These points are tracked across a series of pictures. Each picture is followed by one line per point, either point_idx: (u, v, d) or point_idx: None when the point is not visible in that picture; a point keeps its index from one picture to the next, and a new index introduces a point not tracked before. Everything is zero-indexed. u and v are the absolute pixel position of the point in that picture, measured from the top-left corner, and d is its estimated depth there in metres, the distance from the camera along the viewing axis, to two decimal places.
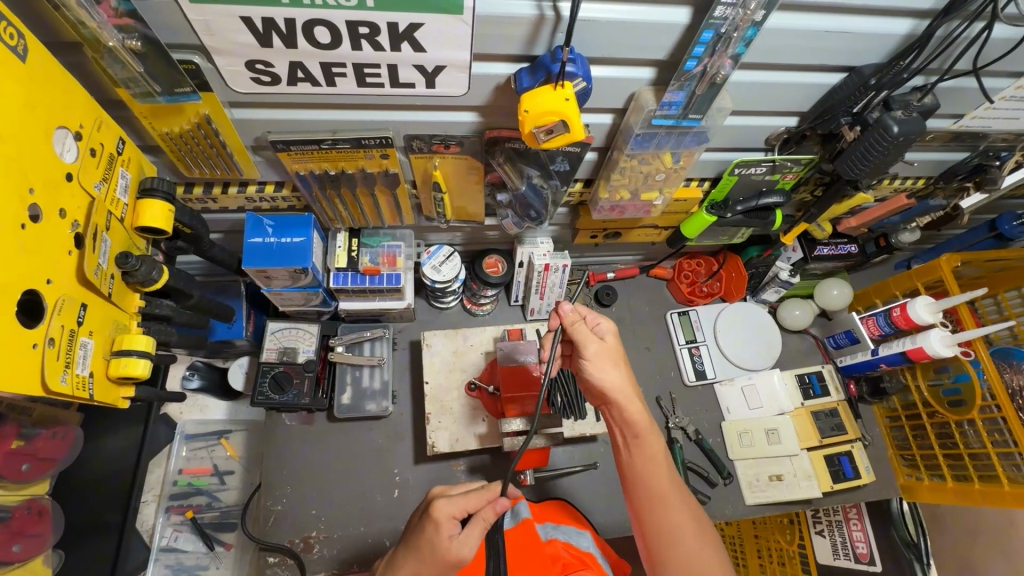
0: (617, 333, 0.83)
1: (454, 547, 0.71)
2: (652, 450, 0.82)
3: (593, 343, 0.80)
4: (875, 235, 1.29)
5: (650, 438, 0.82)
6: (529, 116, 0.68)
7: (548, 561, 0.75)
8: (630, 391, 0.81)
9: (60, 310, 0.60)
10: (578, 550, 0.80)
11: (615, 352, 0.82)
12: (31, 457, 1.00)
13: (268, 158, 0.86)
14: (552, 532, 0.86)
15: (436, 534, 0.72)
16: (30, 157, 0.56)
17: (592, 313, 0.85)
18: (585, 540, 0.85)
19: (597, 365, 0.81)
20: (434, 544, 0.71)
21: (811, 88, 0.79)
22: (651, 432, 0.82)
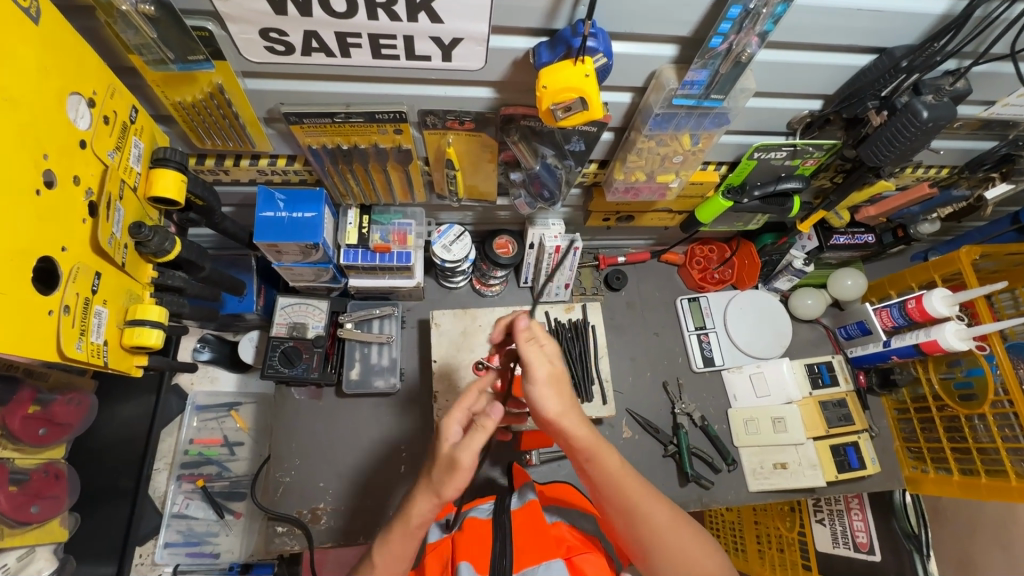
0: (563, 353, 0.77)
1: (453, 453, 0.70)
2: (610, 463, 0.77)
3: (542, 367, 0.74)
4: (894, 225, 1.28)
5: (606, 453, 0.77)
6: (547, 92, 0.66)
7: (552, 542, 0.76)
8: (570, 416, 0.75)
9: (74, 278, 0.60)
10: (582, 534, 0.82)
11: (552, 372, 0.75)
12: (47, 421, 0.97)
13: (280, 131, 0.85)
14: (557, 515, 0.87)
15: (441, 444, 0.72)
16: (43, 122, 0.55)
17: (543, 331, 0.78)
18: (588, 525, 0.88)
19: (545, 390, 0.74)
20: (439, 453, 0.72)
21: (839, 70, 0.77)
22: (604, 446, 0.77)
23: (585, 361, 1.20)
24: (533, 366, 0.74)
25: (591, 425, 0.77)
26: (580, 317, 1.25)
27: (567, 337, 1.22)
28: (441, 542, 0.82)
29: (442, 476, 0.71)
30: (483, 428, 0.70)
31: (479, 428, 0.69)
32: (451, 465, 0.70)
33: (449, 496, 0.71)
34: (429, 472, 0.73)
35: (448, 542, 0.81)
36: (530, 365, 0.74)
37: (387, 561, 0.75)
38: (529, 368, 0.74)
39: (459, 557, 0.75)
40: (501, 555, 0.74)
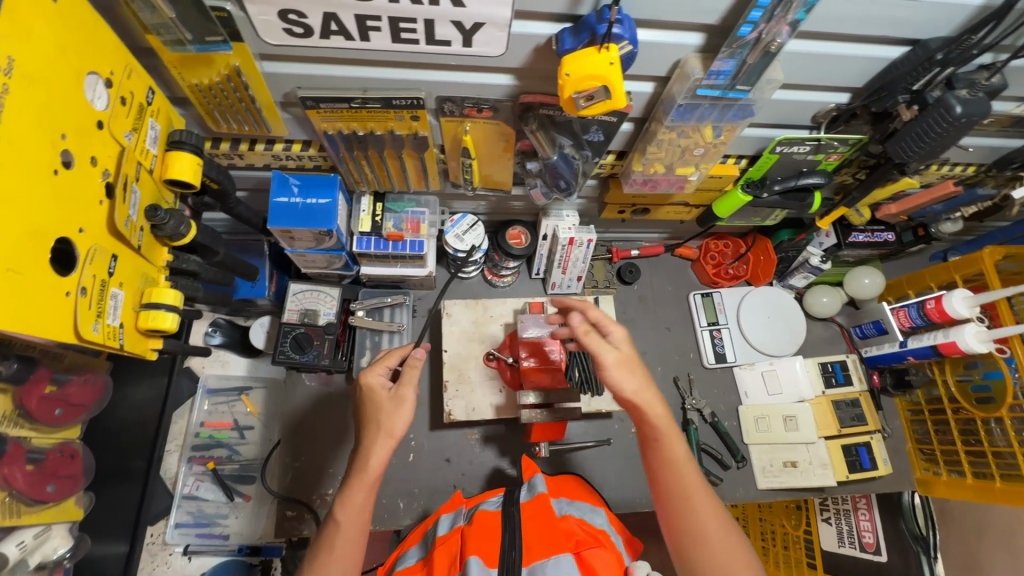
0: (632, 342, 0.82)
1: (394, 394, 0.82)
2: (675, 451, 0.80)
3: (611, 353, 0.80)
4: (914, 224, 1.26)
5: (673, 440, 0.80)
6: (569, 80, 0.65)
7: (562, 537, 0.75)
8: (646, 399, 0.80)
9: (91, 260, 0.60)
10: (593, 528, 0.80)
11: (627, 355, 0.81)
12: (63, 402, 0.85)
13: (296, 116, 0.84)
14: (567, 508, 0.86)
15: (375, 391, 0.83)
16: (61, 100, 0.55)
17: (607, 321, 0.85)
18: (599, 517, 0.84)
19: (618, 372, 0.80)
20: (377, 401, 0.82)
21: (870, 62, 0.74)
22: (671, 434, 0.80)
23: None
24: (602, 350, 0.80)
25: (664, 411, 0.81)
26: (592, 310, 1.24)
27: None
28: (450, 535, 0.80)
29: (389, 413, 0.80)
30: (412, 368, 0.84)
31: (410, 366, 0.83)
32: (398, 402, 0.81)
33: (402, 428, 0.81)
34: (370, 422, 0.81)
35: (456, 536, 0.79)
36: (598, 349, 0.80)
37: (353, 513, 0.76)
38: (598, 355, 0.80)
39: (469, 552, 0.73)
40: (511, 546, 0.75)
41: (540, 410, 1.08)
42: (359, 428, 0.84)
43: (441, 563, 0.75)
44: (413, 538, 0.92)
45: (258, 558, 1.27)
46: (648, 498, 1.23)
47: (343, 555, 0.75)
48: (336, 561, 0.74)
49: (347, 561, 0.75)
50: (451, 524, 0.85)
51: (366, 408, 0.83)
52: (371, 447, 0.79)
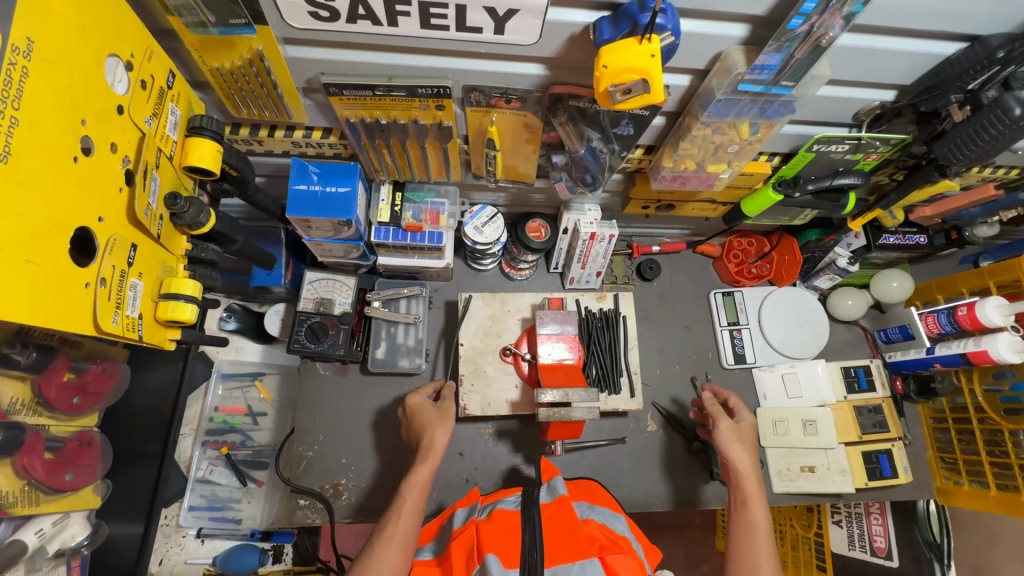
0: (754, 425, 1.01)
1: (439, 407, 1.04)
2: (758, 518, 0.91)
3: (726, 421, 1.00)
4: (948, 227, 1.22)
5: (758, 507, 0.92)
6: (607, 72, 0.62)
7: (584, 542, 0.73)
8: (748, 469, 0.96)
9: (111, 250, 0.58)
10: (613, 533, 0.78)
11: (740, 433, 0.99)
12: (82, 391, 0.84)
13: (318, 102, 0.81)
14: (587, 511, 0.84)
15: (423, 405, 1.04)
16: (82, 84, 0.53)
17: (737, 405, 1.05)
18: (620, 525, 0.82)
19: (729, 438, 0.98)
20: (425, 412, 1.04)
21: (923, 58, 0.70)
22: (760, 505, 0.93)
23: (614, 350, 1.17)
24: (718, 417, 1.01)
25: (760, 486, 0.95)
26: (612, 306, 1.22)
27: (597, 327, 1.19)
28: (466, 529, 0.80)
29: (439, 421, 1.00)
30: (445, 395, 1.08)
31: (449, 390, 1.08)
32: (444, 416, 1.02)
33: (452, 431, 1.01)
34: (426, 430, 1.00)
35: (472, 530, 0.79)
36: (717, 416, 1.01)
37: (418, 493, 0.90)
38: (717, 421, 1.00)
39: (487, 549, 0.72)
40: (531, 546, 0.73)
41: (558, 408, 0.97)
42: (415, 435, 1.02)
43: (459, 557, 0.75)
44: (430, 533, 0.93)
45: (269, 544, 1.29)
46: (661, 498, 1.22)
47: (408, 523, 0.86)
48: (404, 528, 0.86)
49: (411, 530, 0.86)
50: (467, 518, 0.85)
51: (419, 425, 1.02)
52: (433, 444, 0.96)
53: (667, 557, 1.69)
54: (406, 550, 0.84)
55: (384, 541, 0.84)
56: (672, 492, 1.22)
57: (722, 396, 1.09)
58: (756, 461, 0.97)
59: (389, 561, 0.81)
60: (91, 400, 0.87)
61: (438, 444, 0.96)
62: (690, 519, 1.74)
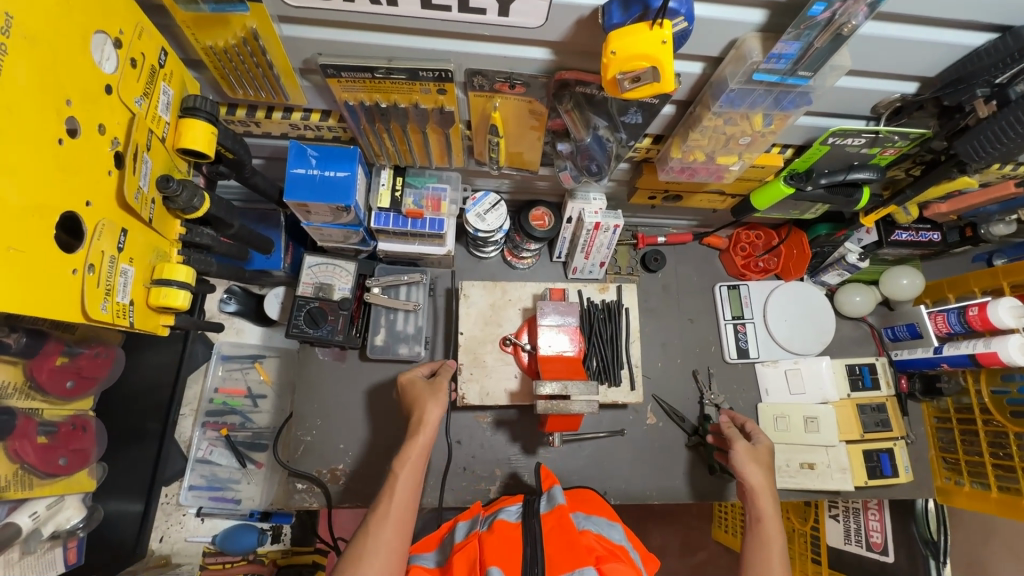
0: (770, 449, 1.02)
1: (432, 382, 1.03)
2: (772, 537, 0.91)
3: (743, 442, 1.02)
4: (963, 223, 1.19)
5: (771, 526, 0.93)
6: (614, 58, 0.59)
7: (583, 550, 0.72)
8: (764, 489, 0.97)
9: (100, 235, 0.57)
10: (611, 543, 0.77)
11: (756, 454, 1.01)
12: (76, 374, 0.84)
13: (316, 84, 0.79)
14: (585, 523, 0.84)
15: (416, 380, 1.04)
16: (66, 63, 0.50)
17: (754, 429, 1.07)
18: (617, 533, 0.82)
19: (746, 459, 1.00)
20: (416, 387, 1.03)
21: (949, 49, 0.67)
22: (775, 525, 0.93)
23: (615, 342, 1.16)
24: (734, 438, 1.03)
25: (775, 506, 0.96)
26: (615, 298, 1.20)
27: (599, 318, 1.17)
28: (468, 542, 0.79)
29: (430, 395, 0.99)
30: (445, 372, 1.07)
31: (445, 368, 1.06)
32: (435, 391, 1.01)
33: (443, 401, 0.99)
34: (417, 405, 0.99)
35: (474, 543, 0.78)
36: (732, 438, 1.03)
37: (411, 470, 0.90)
38: (732, 442, 1.02)
39: (489, 562, 0.72)
40: (533, 561, 0.74)
41: (556, 400, 0.96)
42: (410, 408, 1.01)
43: (461, 567, 0.75)
44: (429, 543, 0.93)
45: (268, 524, 1.31)
46: (658, 491, 1.21)
47: (401, 501, 0.86)
48: (397, 505, 0.86)
49: (405, 507, 0.86)
50: (468, 530, 0.86)
51: (410, 401, 1.02)
52: (424, 419, 0.95)
53: (663, 544, 1.70)
54: (401, 528, 0.84)
55: (378, 520, 0.84)
56: (669, 484, 1.22)
57: (739, 422, 1.12)
58: (772, 482, 0.98)
59: (385, 541, 0.82)
60: (86, 385, 0.86)
61: (429, 418, 0.94)
62: (686, 507, 1.75)
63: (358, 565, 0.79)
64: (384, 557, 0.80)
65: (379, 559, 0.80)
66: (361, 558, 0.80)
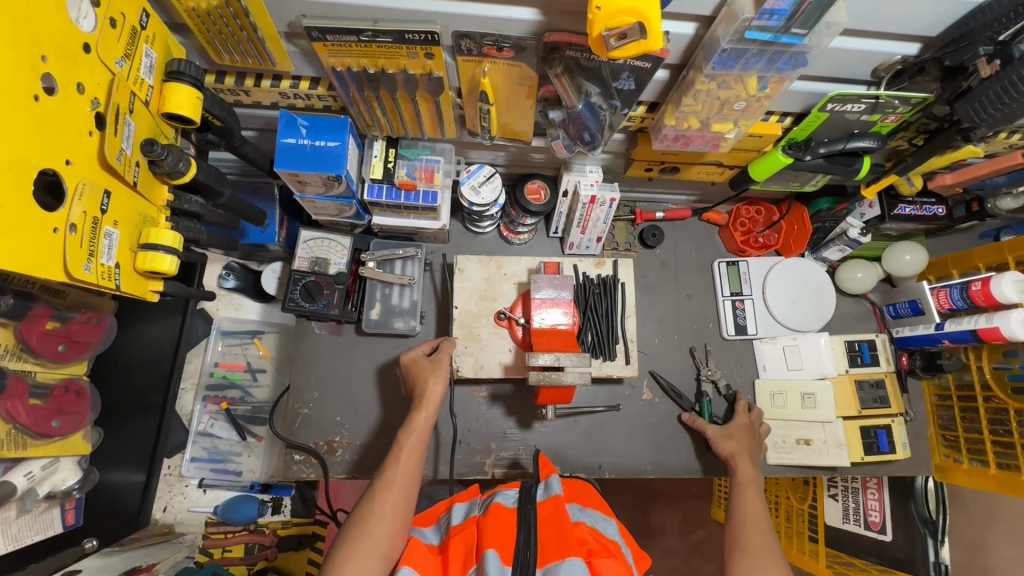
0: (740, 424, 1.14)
1: (433, 359, 1.05)
2: (749, 480, 1.03)
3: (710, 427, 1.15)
4: (970, 198, 1.16)
5: (746, 472, 1.05)
6: (599, 15, 0.58)
7: (574, 543, 0.71)
8: (738, 451, 1.09)
9: (82, 195, 0.57)
10: (605, 537, 0.76)
11: (727, 428, 1.14)
12: (67, 338, 0.85)
13: (303, 49, 0.78)
14: (579, 514, 0.82)
15: (417, 358, 1.06)
16: (40, 17, 0.51)
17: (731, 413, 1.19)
18: (611, 528, 0.81)
19: (718, 436, 1.12)
20: (418, 363, 1.05)
21: (951, 5, 0.65)
22: (752, 474, 1.05)
23: (610, 317, 1.15)
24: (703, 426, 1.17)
25: (751, 463, 1.07)
26: (611, 273, 1.19)
27: (594, 293, 1.17)
28: (465, 526, 0.79)
29: (432, 371, 1.02)
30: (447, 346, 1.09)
31: (445, 346, 1.08)
32: (438, 366, 1.03)
33: (444, 380, 1.01)
34: (419, 380, 1.01)
35: (472, 528, 0.78)
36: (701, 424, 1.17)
37: (417, 438, 0.93)
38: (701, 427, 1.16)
39: (487, 544, 0.72)
40: (526, 547, 0.72)
41: (550, 372, 0.96)
42: (413, 383, 1.03)
43: (457, 553, 0.75)
44: (428, 518, 0.91)
45: (268, 496, 1.33)
46: (653, 465, 1.22)
47: (407, 468, 0.89)
48: (403, 472, 0.89)
49: (410, 475, 0.89)
50: (465, 513, 0.84)
51: (413, 377, 1.04)
52: (427, 393, 0.98)
53: (663, 523, 1.72)
54: (406, 495, 0.86)
55: (385, 484, 0.87)
56: (665, 459, 1.22)
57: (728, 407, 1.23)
58: (747, 446, 1.11)
59: (391, 504, 0.84)
60: (77, 349, 0.88)
61: (432, 393, 0.98)
62: (685, 486, 1.75)
63: (365, 524, 0.81)
64: (390, 519, 0.82)
65: (385, 522, 0.81)
66: (368, 518, 0.82)
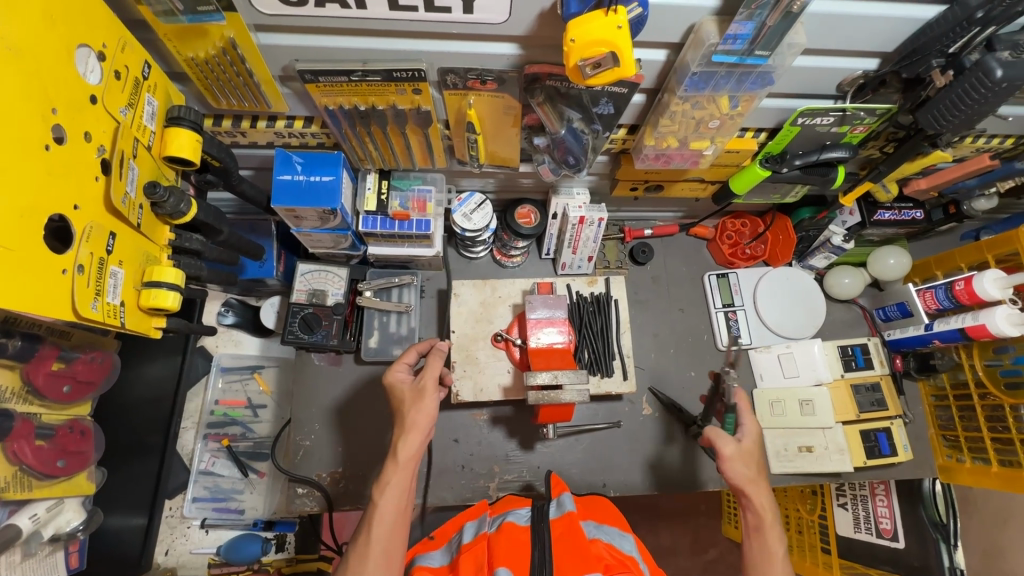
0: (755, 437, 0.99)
1: (417, 384, 0.94)
2: (775, 539, 0.93)
3: (730, 447, 0.96)
4: (946, 201, 1.20)
5: (772, 524, 0.94)
6: (575, 46, 0.61)
7: (593, 559, 0.71)
8: (753, 486, 0.95)
9: (88, 238, 0.60)
10: (621, 553, 0.76)
11: (745, 452, 0.97)
12: (72, 379, 0.86)
13: (296, 91, 0.82)
14: (595, 531, 0.82)
15: (400, 384, 0.95)
16: (52, 74, 0.54)
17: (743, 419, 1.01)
18: (627, 544, 0.81)
19: (736, 460, 0.95)
20: (401, 392, 0.94)
21: (899, 23, 0.69)
22: (772, 520, 0.94)
23: (606, 334, 1.17)
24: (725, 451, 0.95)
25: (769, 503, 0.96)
26: (603, 290, 1.22)
27: (589, 311, 1.19)
28: (475, 542, 0.79)
29: (413, 403, 0.91)
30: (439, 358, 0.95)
31: (433, 363, 0.95)
32: (420, 395, 0.92)
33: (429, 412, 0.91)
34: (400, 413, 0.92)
35: (482, 544, 0.77)
36: (720, 443, 0.96)
37: (393, 496, 0.86)
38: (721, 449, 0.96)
39: (498, 562, 0.72)
40: (542, 565, 0.73)
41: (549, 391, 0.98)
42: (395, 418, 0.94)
43: (468, 567, 0.74)
44: (436, 541, 0.90)
45: (272, 533, 1.31)
46: (657, 481, 1.21)
47: (382, 532, 0.83)
48: (380, 535, 0.83)
49: (387, 536, 0.83)
50: (476, 530, 0.84)
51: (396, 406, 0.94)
52: (406, 432, 0.89)
53: (675, 544, 1.69)
54: (386, 561, 0.82)
55: (358, 555, 0.81)
56: (669, 473, 1.22)
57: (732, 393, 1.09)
58: (760, 474, 0.97)
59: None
60: (83, 389, 0.89)
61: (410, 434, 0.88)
62: (695, 505, 1.73)
63: None
64: None
65: None
66: None
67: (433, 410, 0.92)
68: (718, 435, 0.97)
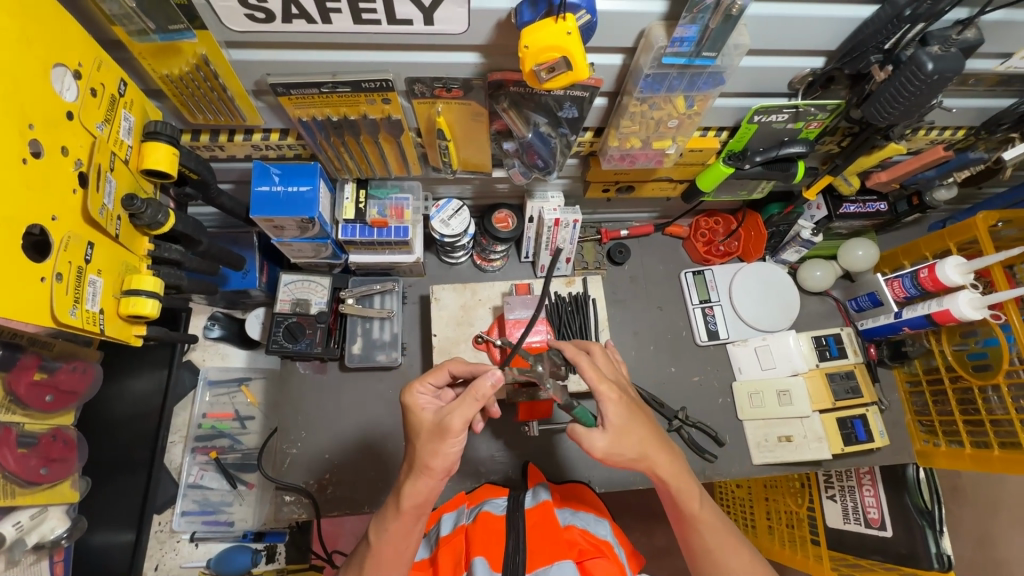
0: (621, 407, 0.81)
1: (441, 419, 0.74)
2: (697, 508, 0.84)
3: (599, 439, 0.80)
4: (909, 192, 1.23)
5: (689, 496, 0.84)
6: (529, 53, 0.65)
7: (565, 545, 0.75)
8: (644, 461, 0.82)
9: (66, 247, 0.62)
10: (597, 537, 0.78)
11: (614, 438, 0.80)
12: (53, 389, 0.87)
13: (270, 104, 0.85)
14: (571, 518, 0.84)
15: (422, 413, 0.79)
16: (29, 92, 0.57)
17: (600, 391, 0.81)
18: (604, 529, 0.82)
19: (610, 445, 0.81)
20: (421, 421, 0.78)
21: (836, 23, 0.74)
22: (683, 486, 0.84)
23: (584, 332, 1.20)
24: (592, 441, 0.81)
25: (675, 475, 0.84)
26: (581, 290, 1.24)
27: (567, 310, 1.21)
28: (454, 535, 0.81)
29: (432, 444, 0.74)
30: (473, 397, 0.72)
31: (463, 400, 0.73)
32: (442, 434, 0.73)
33: (448, 459, 0.74)
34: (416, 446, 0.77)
35: (461, 536, 0.80)
36: (586, 442, 0.80)
37: (393, 538, 0.77)
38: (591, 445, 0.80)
39: (475, 552, 0.74)
40: (515, 551, 0.74)
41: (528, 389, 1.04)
42: (410, 442, 0.80)
43: (447, 563, 0.78)
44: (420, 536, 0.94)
45: (262, 544, 1.32)
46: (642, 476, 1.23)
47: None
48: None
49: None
50: (455, 523, 0.86)
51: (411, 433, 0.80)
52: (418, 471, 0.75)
53: (670, 544, 1.69)
54: None
55: None
56: None
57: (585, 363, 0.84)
58: (645, 440, 0.82)
59: None
60: (65, 399, 0.90)
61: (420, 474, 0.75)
62: None
63: None
64: None
65: None
66: None
67: (456, 453, 0.75)
68: (581, 433, 0.80)
